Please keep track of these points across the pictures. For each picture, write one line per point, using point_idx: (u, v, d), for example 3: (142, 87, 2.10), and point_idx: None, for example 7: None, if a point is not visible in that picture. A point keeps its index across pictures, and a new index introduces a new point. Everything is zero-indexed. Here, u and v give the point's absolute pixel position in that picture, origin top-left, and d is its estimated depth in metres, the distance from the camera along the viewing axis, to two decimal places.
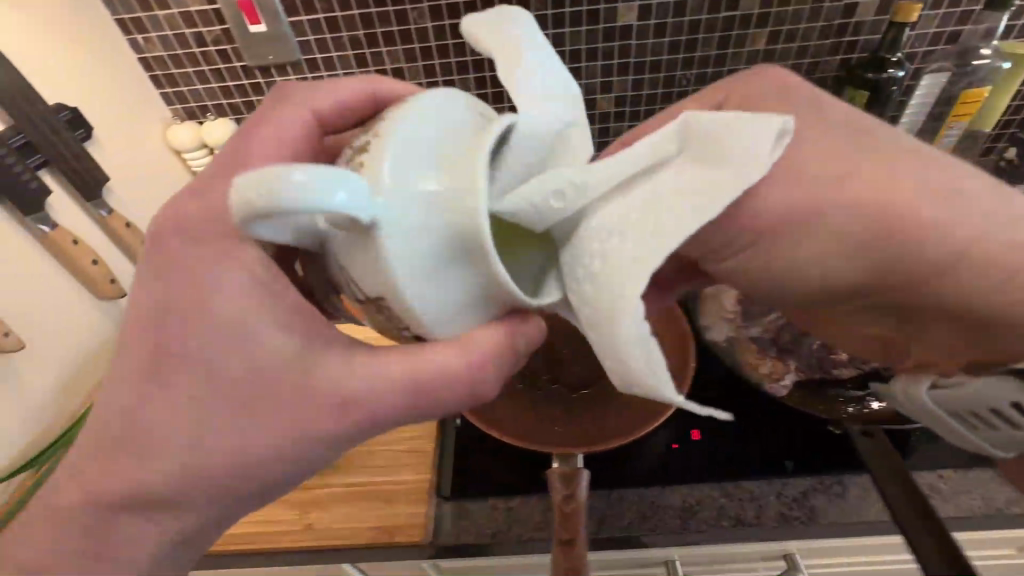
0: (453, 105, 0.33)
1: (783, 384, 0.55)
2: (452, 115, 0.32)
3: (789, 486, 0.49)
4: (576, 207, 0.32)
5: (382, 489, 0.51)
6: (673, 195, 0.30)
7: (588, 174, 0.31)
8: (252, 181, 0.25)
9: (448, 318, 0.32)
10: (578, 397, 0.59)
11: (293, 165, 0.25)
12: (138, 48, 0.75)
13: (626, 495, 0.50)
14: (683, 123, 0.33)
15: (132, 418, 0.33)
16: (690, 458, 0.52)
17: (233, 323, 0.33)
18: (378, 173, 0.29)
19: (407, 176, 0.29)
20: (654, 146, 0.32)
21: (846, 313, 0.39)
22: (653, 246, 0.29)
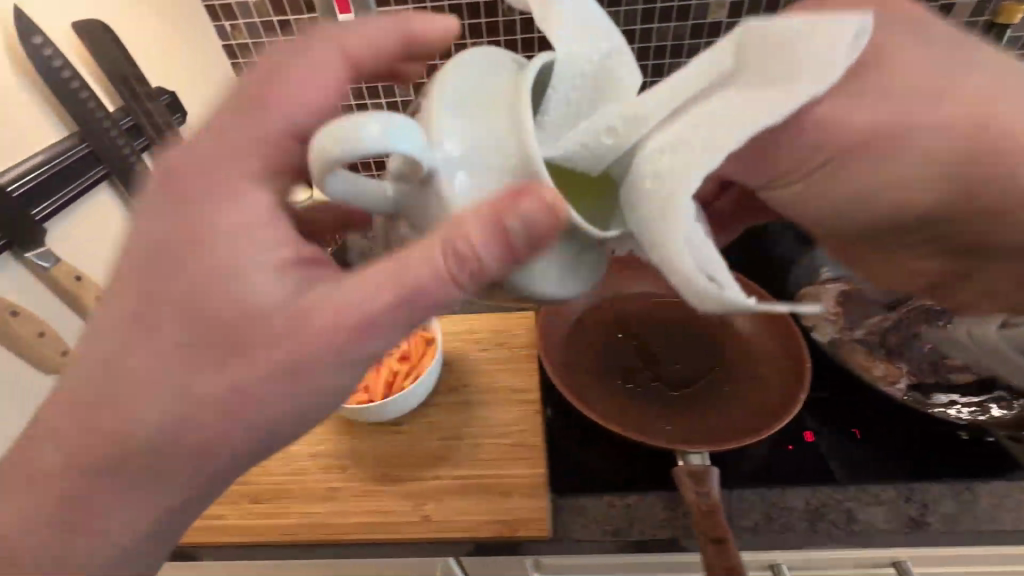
0: (487, 56, 0.32)
1: (900, 387, 0.53)
2: (486, 65, 0.32)
3: (920, 491, 0.48)
4: (637, 137, 0.31)
5: (497, 482, 0.50)
6: (734, 112, 0.29)
7: (638, 106, 0.31)
8: (328, 140, 0.26)
9: (533, 278, 0.32)
10: (679, 396, 0.57)
11: (363, 120, 0.26)
12: None
13: (746, 494, 0.49)
14: (736, 40, 0.31)
15: (207, 390, 0.32)
16: (806, 459, 0.51)
17: (281, 294, 0.31)
18: (428, 123, 0.29)
19: (457, 118, 0.29)
20: (705, 66, 0.31)
21: (904, 240, 0.41)
22: (711, 163, 0.28)
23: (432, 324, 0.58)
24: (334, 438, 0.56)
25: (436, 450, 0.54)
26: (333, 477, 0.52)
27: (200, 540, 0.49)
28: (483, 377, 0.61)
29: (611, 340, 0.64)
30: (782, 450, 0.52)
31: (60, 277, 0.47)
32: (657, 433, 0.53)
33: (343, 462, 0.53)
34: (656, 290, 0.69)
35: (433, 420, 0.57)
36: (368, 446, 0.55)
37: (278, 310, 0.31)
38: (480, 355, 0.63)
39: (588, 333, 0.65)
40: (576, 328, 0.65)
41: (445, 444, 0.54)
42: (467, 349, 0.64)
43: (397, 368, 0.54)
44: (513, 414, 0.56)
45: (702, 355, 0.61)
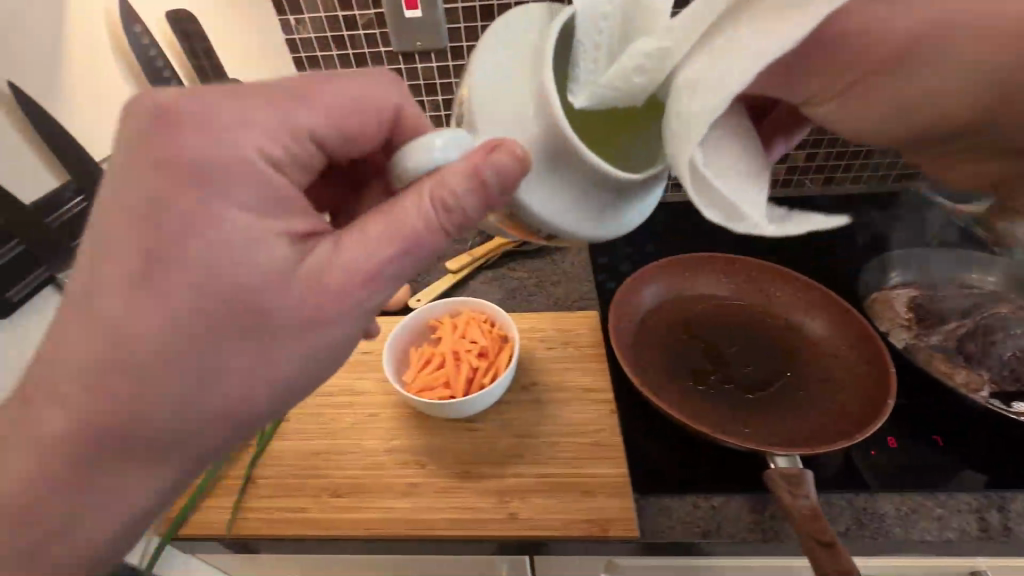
0: (521, 18, 0.35)
1: (983, 395, 0.53)
2: (521, 27, 0.34)
3: (1008, 500, 0.48)
4: (665, 71, 0.32)
5: (581, 481, 0.50)
6: (753, 38, 0.29)
7: (665, 38, 0.31)
8: (405, 149, 0.33)
9: (590, 227, 0.35)
10: (754, 399, 0.57)
11: (431, 134, 0.32)
12: (288, 30, 0.75)
13: (833, 499, 0.49)
14: None
15: (211, 370, 0.30)
16: (891, 465, 0.50)
17: (292, 264, 0.31)
18: (475, 105, 0.33)
19: (499, 95, 0.33)
20: None
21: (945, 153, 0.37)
22: (726, 96, 0.29)
23: (506, 322, 0.58)
24: (407, 433, 0.55)
25: (513, 447, 0.53)
26: (411, 472, 0.52)
27: (282, 533, 0.48)
28: (552, 375, 0.60)
29: (678, 341, 0.64)
30: (865, 455, 0.52)
31: None
32: (736, 434, 0.53)
33: (419, 458, 0.53)
34: (720, 292, 0.69)
35: (506, 417, 0.56)
36: (444, 442, 0.54)
37: (304, 276, 0.32)
38: (547, 353, 0.63)
39: (654, 333, 0.65)
40: (642, 328, 0.65)
41: (522, 441, 0.54)
42: (533, 346, 0.64)
43: (475, 365, 0.54)
44: (587, 413, 0.56)
45: (773, 359, 0.61)
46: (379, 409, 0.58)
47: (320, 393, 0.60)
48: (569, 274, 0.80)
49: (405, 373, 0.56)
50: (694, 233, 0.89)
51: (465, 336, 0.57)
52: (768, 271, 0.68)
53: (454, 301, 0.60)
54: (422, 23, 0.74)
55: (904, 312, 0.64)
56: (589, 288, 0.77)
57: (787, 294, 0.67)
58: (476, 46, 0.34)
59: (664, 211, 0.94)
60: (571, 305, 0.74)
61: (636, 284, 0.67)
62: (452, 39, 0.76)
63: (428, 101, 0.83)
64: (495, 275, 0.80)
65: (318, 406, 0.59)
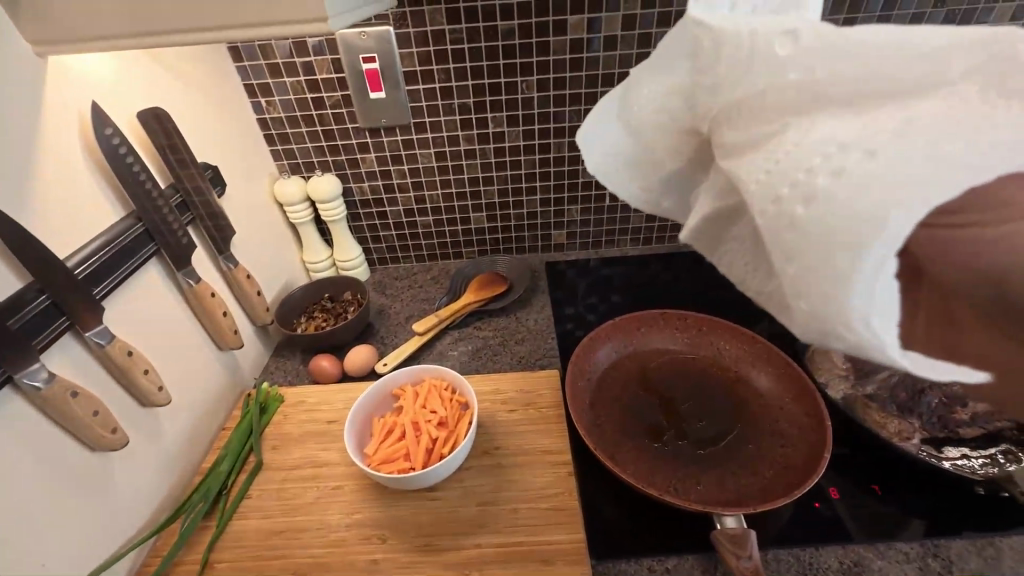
0: (609, 132, 0.38)
1: (914, 444, 0.56)
2: (609, 136, 0.38)
3: (943, 548, 0.50)
4: (712, 67, 0.31)
5: (538, 549, 0.51)
6: (814, 33, 0.28)
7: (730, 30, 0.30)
8: None
9: None
10: (706, 454, 0.59)
11: None
12: (259, 110, 0.81)
13: (781, 555, 0.51)
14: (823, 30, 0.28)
15: None
16: (835, 518, 0.53)
17: None
18: (618, 110, 0.38)
19: (623, 113, 0.37)
20: (770, 27, 0.30)
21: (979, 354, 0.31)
22: (750, 30, 0.30)
23: (466, 388, 0.60)
24: (367, 507, 0.56)
25: (473, 517, 0.54)
26: (371, 548, 0.52)
27: None
28: (513, 438, 0.62)
29: (636, 397, 0.67)
30: (810, 507, 0.55)
31: (115, 354, 0.48)
32: (690, 493, 0.55)
33: (380, 532, 0.53)
34: (673, 347, 0.73)
35: (468, 484, 0.57)
36: (404, 515, 0.55)
37: None
38: (509, 416, 0.64)
39: (614, 392, 0.67)
40: (601, 386, 0.68)
41: (482, 510, 0.54)
42: (495, 410, 0.65)
43: (435, 435, 0.56)
44: (547, 477, 0.57)
45: (725, 413, 0.64)
46: (342, 481, 0.58)
47: (283, 467, 0.60)
48: (532, 332, 0.83)
49: (368, 446, 0.57)
50: (651, 285, 0.94)
51: (425, 407, 0.58)
52: (716, 325, 0.72)
53: (415, 369, 0.62)
54: (385, 102, 0.80)
55: (842, 363, 0.67)
56: (551, 345, 0.80)
57: (734, 347, 0.70)
58: (589, 130, 0.39)
59: (622, 265, 0.99)
60: (534, 363, 0.77)
61: (592, 344, 0.70)
62: (415, 115, 0.83)
63: (394, 170, 0.89)
64: (462, 335, 0.83)
65: (280, 481, 0.59)
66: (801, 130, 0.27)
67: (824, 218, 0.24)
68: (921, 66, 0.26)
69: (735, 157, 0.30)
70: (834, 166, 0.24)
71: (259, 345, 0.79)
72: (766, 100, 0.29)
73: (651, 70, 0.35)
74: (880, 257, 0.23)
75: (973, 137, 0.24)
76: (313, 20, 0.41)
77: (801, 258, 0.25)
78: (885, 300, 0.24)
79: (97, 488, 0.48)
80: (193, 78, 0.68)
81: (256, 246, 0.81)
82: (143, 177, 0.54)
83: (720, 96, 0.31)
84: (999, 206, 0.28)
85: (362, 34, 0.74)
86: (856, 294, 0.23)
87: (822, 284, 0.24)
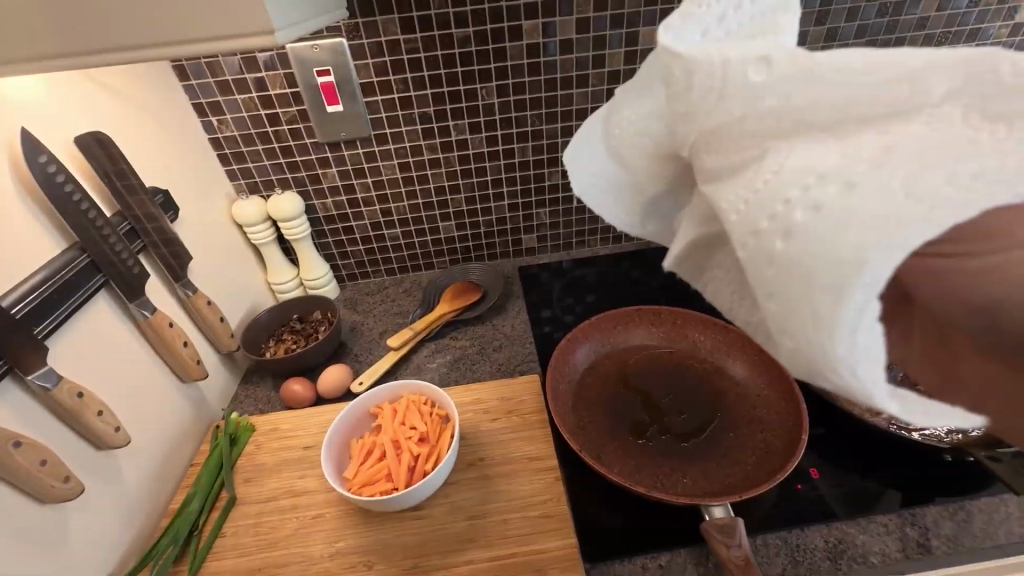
0: (591, 155, 0.38)
1: (884, 417, 0.58)
2: (591, 161, 0.37)
3: (919, 516, 0.52)
4: (685, 91, 0.29)
5: (530, 559, 0.50)
6: (790, 56, 0.26)
7: (702, 54, 0.28)
8: None
9: None
10: (689, 447, 0.60)
11: None
12: (211, 129, 0.78)
13: (769, 539, 0.52)
14: (795, 54, 0.26)
15: None
16: (817, 498, 0.55)
17: None
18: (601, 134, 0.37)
19: (606, 139, 0.36)
20: (746, 51, 0.27)
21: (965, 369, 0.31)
22: (729, 53, 0.27)
23: (446, 400, 0.59)
24: (351, 532, 0.53)
25: (462, 532, 0.52)
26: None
27: None
28: (498, 447, 0.61)
29: (618, 397, 0.67)
30: (792, 489, 0.56)
31: (64, 397, 0.45)
32: (676, 488, 0.55)
33: (366, 558, 0.51)
34: (650, 342, 0.73)
35: (455, 499, 0.55)
36: (390, 537, 0.53)
37: None
38: (492, 425, 0.63)
39: (598, 392, 0.67)
40: (582, 389, 0.68)
41: (471, 524, 0.53)
42: (478, 420, 0.64)
43: (416, 451, 0.54)
44: (534, 484, 0.56)
45: (704, 404, 0.65)
46: (323, 508, 0.56)
47: (259, 500, 0.57)
48: (510, 338, 0.82)
49: (348, 468, 0.54)
50: (624, 282, 0.94)
51: (405, 423, 0.56)
52: (690, 317, 0.73)
53: (392, 386, 0.60)
54: (343, 115, 0.79)
55: None
56: (530, 350, 0.80)
57: (709, 337, 0.71)
58: (572, 154, 0.38)
59: (595, 265, 0.99)
60: (514, 370, 0.76)
61: (570, 345, 0.70)
62: (375, 127, 0.81)
63: (358, 184, 0.87)
64: (439, 347, 0.82)
65: (256, 515, 0.56)
66: (780, 154, 0.26)
67: (801, 255, 0.23)
68: (903, 88, 0.24)
69: (715, 186, 0.29)
70: (812, 199, 0.24)
71: (225, 374, 0.75)
72: (745, 127, 0.27)
73: (636, 95, 0.34)
74: (862, 303, 0.22)
75: (955, 164, 0.23)
76: (257, 33, 0.39)
77: (779, 291, 0.25)
78: (873, 344, 0.22)
79: (50, 544, 0.45)
80: (135, 100, 0.65)
81: (216, 270, 0.77)
82: (86, 206, 0.51)
83: (698, 122, 0.28)
84: (988, 238, 0.26)
85: (315, 48, 0.72)
86: (841, 340, 0.22)
87: (804, 325, 0.23)
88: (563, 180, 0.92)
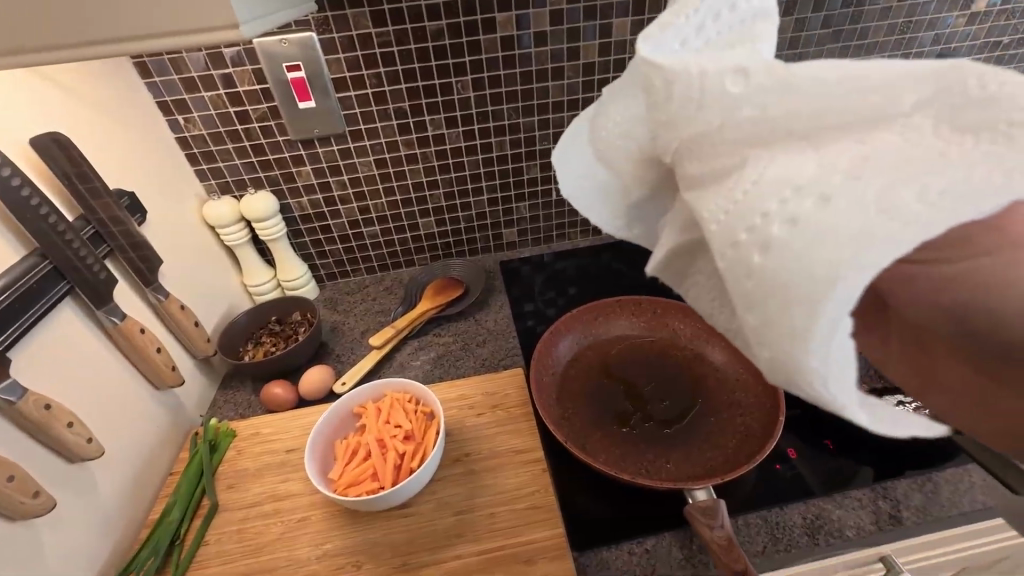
0: (572, 161, 0.38)
1: None
2: (575, 167, 0.38)
3: (891, 489, 0.54)
4: (665, 98, 0.29)
5: (520, 550, 0.50)
6: (765, 68, 0.27)
7: (683, 63, 0.28)
8: None
9: None
10: (672, 433, 0.61)
11: None
12: (177, 128, 0.76)
13: (750, 519, 0.54)
14: (770, 67, 0.27)
15: None
16: (796, 477, 0.56)
17: None
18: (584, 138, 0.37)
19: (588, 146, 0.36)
20: (722, 61, 0.28)
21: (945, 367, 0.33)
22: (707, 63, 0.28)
23: (430, 398, 0.59)
24: (338, 534, 0.53)
25: (451, 528, 0.53)
26: None
27: None
28: (484, 442, 0.61)
29: (602, 387, 0.68)
30: (771, 470, 0.57)
31: (29, 409, 0.43)
32: (659, 474, 0.56)
33: (354, 559, 0.51)
34: (632, 332, 0.74)
35: (442, 495, 0.55)
36: (378, 536, 0.53)
37: None
38: (478, 420, 0.63)
39: (581, 383, 0.68)
40: (565, 380, 0.68)
41: (459, 519, 0.53)
42: (464, 416, 0.64)
43: (402, 449, 0.53)
44: (521, 476, 0.56)
45: (684, 390, 0.66)
46: (309, 511, 0.55)
47: (242, 506, 0.56)
48: (494, 333, 0.82)
49: (333, 469, 0.54)
50: (605, 274, 0.95)
51: (389, 421, 0.56)
52: (670, 305, 0.74)
53: (376, 385, 0.60)
54: (316, 111, 0.77)
55: None
56: (513, 344, 0.80)
57: (689, 325, 0.72)
58: (554, 159, 0.39)
59: (576, 257, 1.00)
60: (498, 364, 0.76)
61: (553, 337, 0.71)
62: (349, 123, 0.80)
63: (334, 182, 0.85)
64: (422, 344, 0.81)
65: (240, 521, 0.55)
66: (760, 164, 0.26)
67: (777, 270, 0.23)
68: (876, 99, 0.25)
69: (697, 194, 0.28)
70: (788, 212, 0.23)
71: (202, 380, 0.73)
72: (725, 133, 0.27)
73: (618, 97, 0.33)
74: (835, 318, 0.22)
75: (927, 178, 0.23)
76: (223, 26, 0.38)
77: (756, 305, 0.25)
78: (842, 358, 0.23)
79: (22, 562, 0.43)
80: (94, 99, 0.62)
81: (188, 273, 0.75)
82: (46, 211, 0.49)
83: (680, 130, 0.29)
84: (961, 245, 0.27)
85: (283, 42, 0.71)
86: (812, 354, 0.23)
87: (780, 339, 0.24)
88: (541, 173, 0.92)
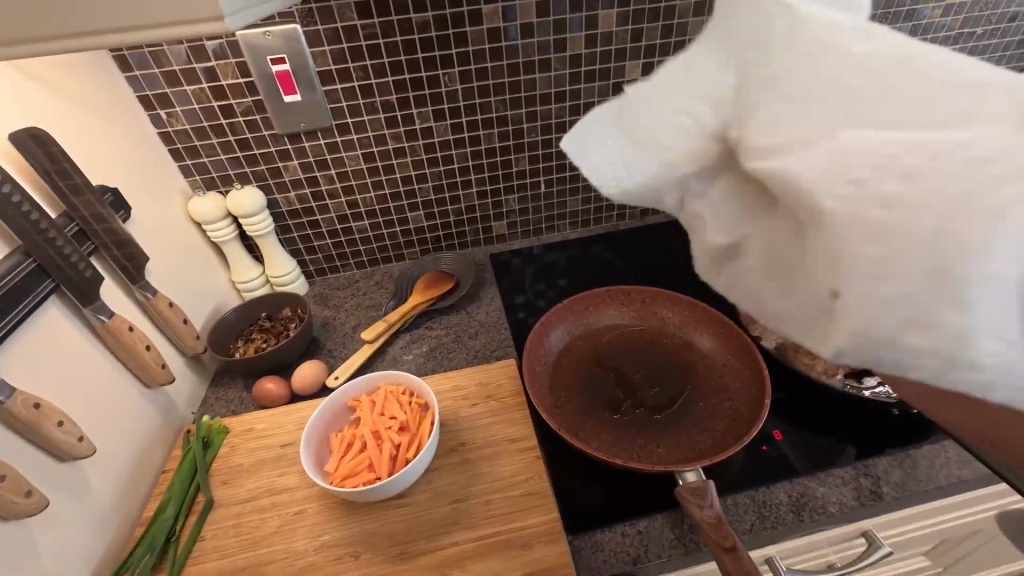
0: (599, 141, 0.34)
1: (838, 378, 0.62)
2: (597, 150, 0.34)
3: (871, 467, 0.56)
4: (763, 60, 0.28)
5: (516, 535, 0.51)
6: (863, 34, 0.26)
7: (779, 22, 0.28)
8: None
9: None
10: (663, 418, 0.62)
11: None
12: (160, 123, 0.74)
13: (738, 499, 0.55)
14: (868, 32, 0.26)
15: None
16: (781, 457, 0.58)
17: None
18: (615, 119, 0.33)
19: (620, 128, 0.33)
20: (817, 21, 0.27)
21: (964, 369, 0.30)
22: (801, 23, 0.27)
23: (424, 389, 0.59)
24: (336, 525, 0.53)
25: (448, 516, 0.53)
26: (344, 567, 0.50)
27: None
28: (479, 431, 0.62)
29: (594, 376, 0.69)
30: (758, 451, 0.59)
31: (19, 409, 0.43)
32: (647, 457, 0.58)
33: (352, 549, 0.52)
34: (622, 321, 0.75)
35: (439, 485, 0.56)
36: (375, 526, 0.53)
37: None
38: (473, 411, 0.64)
39: (573, 370, 0.69)
40: (558, 369, 0.69)
41: (456, 507, 0.54)
42: (458, 407, 0.65)
43: (397, 440, 0.54)
44: (516, 464, 0.57)
45: (673, 377, 0.68)
46: (305, 504, 0.55)
47: (238, 501, 0.56)
48: (485, 325, 0.83)
49: (329, 462, 0.54)
50: (594, 265, 0.96)
51: (384, 413, 0.56)
52: (658, 294, 0.75)
53: (369, 378, 0.60)
54: (302, 105, 0.76)
55: None
56: (505, 335, 0.81)
57: (677, 313, 0.74)
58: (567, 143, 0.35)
59: (565, 249, 1.01)
60: (491, 356, 0.77)
61: (544, 327, 0.72)
62: (336, 116, 0.80)
63: (321, 176, 0.85)
64: (414, 337, 0.82)
65: (237, 516, 0.55)
66: (857, 132, 0.24)
67: (922, 223, 0.21)
68: (970, 71, 0.24)
69: (775, 159, 0.25)
70: (903, 164, 0.22)
71: (193, 378, 0.73)
72: (825, 91, 0.25)
73: (667, 78, 0.31)
74: (995, 270, 0.21)
75: None
76: (209, 19, 0.38)
77: (878, 268, 0.22)
78: (994, 316, 0.21)
79: (16, 563, 0.43)
80: (74, 93, 0.61)
81: (175, 270, 0.74)
82: (29, 208, 0.48)
83: (772, 89, 0.27)
84: None
85: (267, 34, 0.70)
86: (970, 310, 0.21)
87: (929, 296, 0.21)
88: (529, 165, 0.93)
